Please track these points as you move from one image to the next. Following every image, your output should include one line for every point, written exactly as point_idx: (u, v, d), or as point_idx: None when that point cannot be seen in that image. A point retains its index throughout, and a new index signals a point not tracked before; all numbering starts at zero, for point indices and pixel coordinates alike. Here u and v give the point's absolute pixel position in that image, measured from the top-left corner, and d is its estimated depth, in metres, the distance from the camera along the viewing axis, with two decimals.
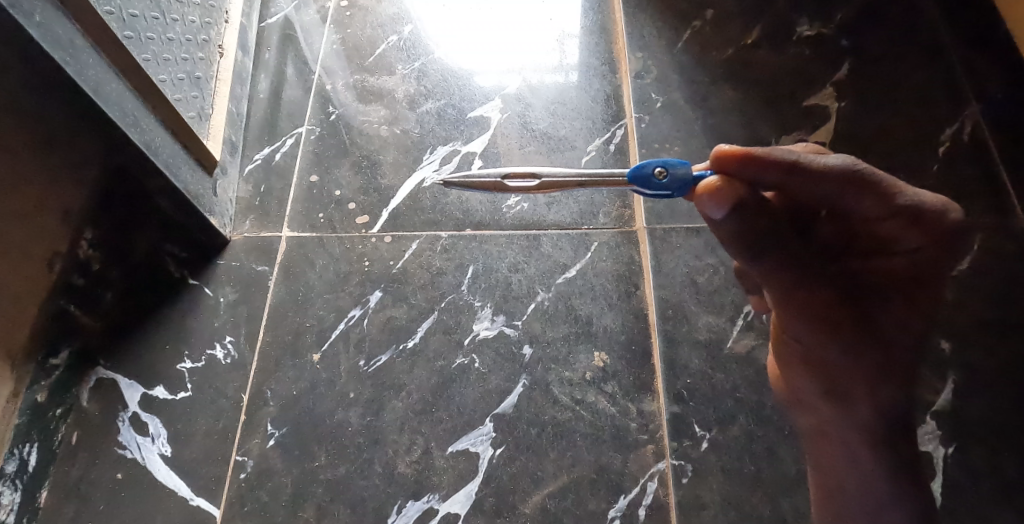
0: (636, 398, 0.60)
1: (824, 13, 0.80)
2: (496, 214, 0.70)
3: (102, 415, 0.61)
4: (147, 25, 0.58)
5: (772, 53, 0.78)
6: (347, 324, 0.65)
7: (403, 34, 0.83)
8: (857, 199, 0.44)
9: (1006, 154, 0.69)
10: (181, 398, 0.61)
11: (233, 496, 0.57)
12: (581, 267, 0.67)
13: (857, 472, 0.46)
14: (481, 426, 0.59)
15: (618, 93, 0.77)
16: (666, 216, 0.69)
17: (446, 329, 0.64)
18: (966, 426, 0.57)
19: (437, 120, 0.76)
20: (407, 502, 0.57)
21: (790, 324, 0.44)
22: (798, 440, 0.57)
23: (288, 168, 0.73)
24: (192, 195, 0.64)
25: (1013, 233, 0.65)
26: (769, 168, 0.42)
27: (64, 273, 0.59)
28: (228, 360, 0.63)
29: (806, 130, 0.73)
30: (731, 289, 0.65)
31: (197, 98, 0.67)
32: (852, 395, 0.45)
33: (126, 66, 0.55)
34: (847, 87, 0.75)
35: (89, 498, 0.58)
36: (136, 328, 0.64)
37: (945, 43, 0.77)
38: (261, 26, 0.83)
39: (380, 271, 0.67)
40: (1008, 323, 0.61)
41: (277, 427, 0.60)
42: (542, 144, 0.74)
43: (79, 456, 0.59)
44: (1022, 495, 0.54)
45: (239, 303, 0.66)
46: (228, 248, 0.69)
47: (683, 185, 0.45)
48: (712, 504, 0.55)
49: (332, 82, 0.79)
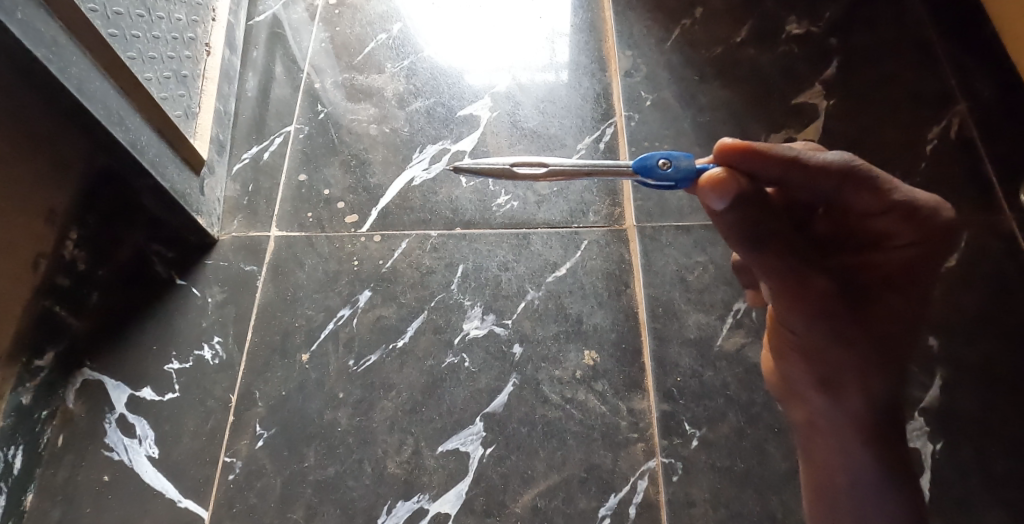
0: (626, 397, 0.60)
1: (812, 12, 0.81)
2: (486, 212, 0.70)
3: (89, 417, 0.60)
4: (132, 23, 0.57)
5: (761, 52, 0.78)
6: (336, 323, 0.64)
7: (392, 32, 0.83)
8: (854, 194, 0.45)
9: (991, 151, 0.70)
10: (169, 399, 0.61)
11: (221, 498, 0.57)
12: (570, 266, 0.67)
13: (847, 463, 0.46)
14: (471, 425, 0.59)
15: (608, 91, 0.77)
16: (656, 215, 0.69)
17: (436, 329, 0.64)
18: (954, 421, 0.57)
19: (426, 118, 0.76)
20: (397, 502, 0.56)
21: (787, 316, 0.44)
22: (786, 436, 0.58)
23: (276, 166, 0.73)
24: (179, 195, 0.63)
25: (1000, 229, 0.66)
26: (771, 162, 0.43)
27: (49, 274, 0.58)
28: (215, 361, 0.63)
29: (795, 128, 0.73)
30: (721, 287, 0.65)
31: (184, 97, 0.66)
32: (845, 387, 0.45)
33: (110, 63, 0.54)
34: (835, 84, 0.75)
35: (75, 501, 0.57)
36: (123, 329, 0.64)
37: (933, 41, 0.77)
38: (248, 24, 0.83)
39: (369, 271, 0.67)
40: (995, 319, 0.62)
41: (265, 428, 0.60)
42: (532, 142, 0.74)
43: (65, 458, 0.58)
44: (1009, 489, 0.55)
45: (227, 303, 0.65)
46: (217, 248, 0.68)
47: (688, 176, 0.45)
48: (702, 502, 0.56)
49: (321, 81, 0.79)
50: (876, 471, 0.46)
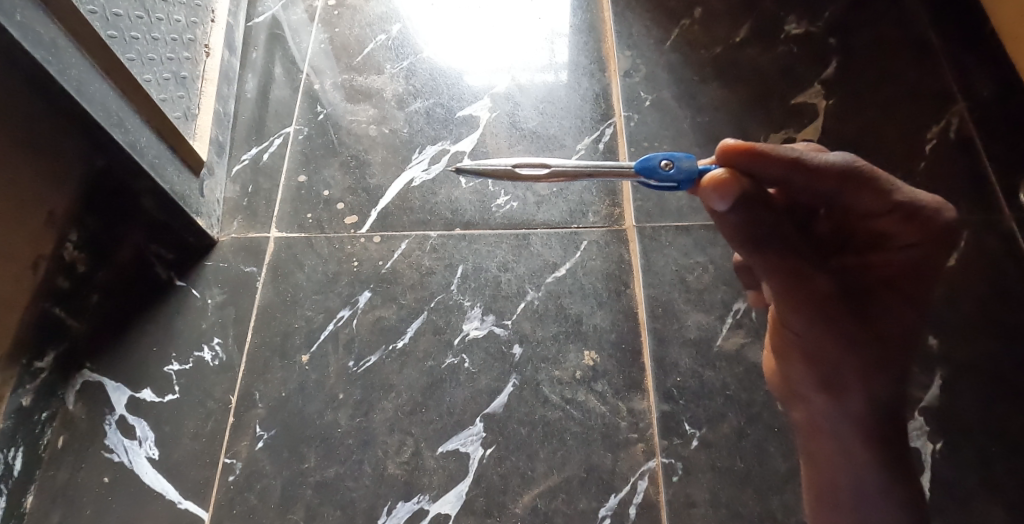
0: (626, 397, 0.60)
1: (811, 12, 0.81)
2: (486, 213, 0.70)
3: (89, 419, 0.60)
4: (131, 24, 0.57)
5: (760, 52, 0.78)
6: (336, 324, 0.64)
7: (392, 33, 0.83)
8: (855, 194, 0.45)
9: (991, 151, 0.70)
10: (169, 401, 0.61)
11: (221, 499, 0.57)
12: (570, 266, 0.67)
13: (849, 464, 0.46)
14: (471, 426, 0.59)
15: (607, 91, 0.77)
16: (655, 215, 0.69)
17: (436, 329, 0.64)
18: (955, 421, 0.57)
19: (425, 119, 0.76)
20: (397, 503, 0.56)
21: (789, 317, 0.44)
22: (786, 436, 0.58)
23: (276, 167, 0.73)
24: (179, 196, 0.63)
25: (1000, 229, 0.66)
26: (772, 163, 0.43)
27: (49, 276, 0.59)
28: (215, 362, 0.63)
29: (794, 128, 0.73)
30: (720, 287, 0.65)
31: (183, 98, 0.66)
32: (847, 388, 0.45)
33: (109, 64, 0.54)
34: (835, 84, 0.75)
35: (75, 502, 0.57)
36: (123, 330, 0.64)
37: (932, 40, 0.77)
38: (248, 25, 0.83)
39: (369, 271, 0.67)
40: (996, 319, 0.62)
41: (266, 429, 0.60)
42: (532, 143, 0.74)
43: (66, 460, 0.58)
44: (1009, 488, 0.55)
45: (227, 304, 0.65)
46: (217, 249, 0.68)
47: (688, 177, 0.45)
48: (702, 502, 0.56)
49: (320, 82, 0.79)
50: (877, 473, 0.46)
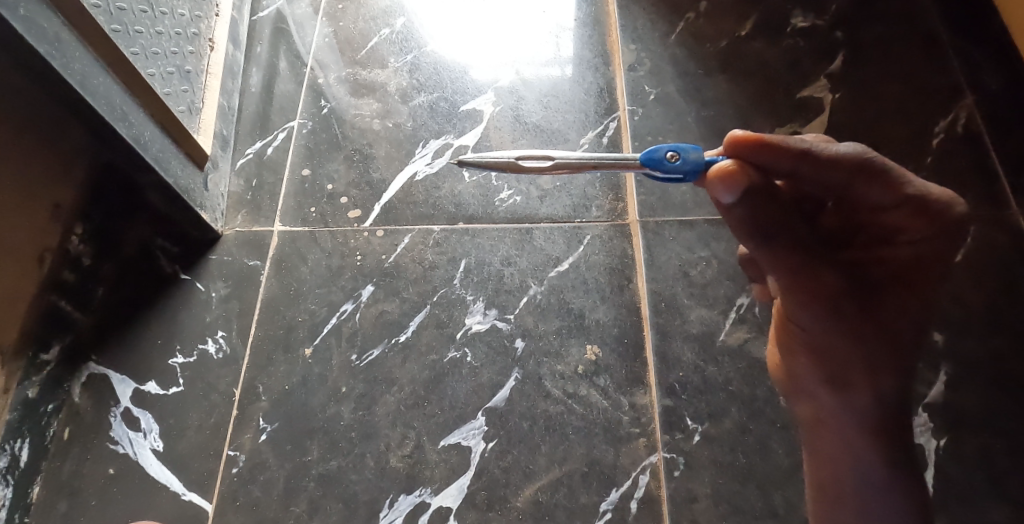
0: (629, 392, 0.60)
1: (818, 5, 0.80)
2: (489, 207, 0.70)
3: (94, 411, 0.60)
4: (136, 18, 0.58)
5: (766, 46, 0.78)
6: (339, 318, 0.65)
7: (396, 27, 0.82)
8: (865, 186, 0.45)
9: (999, 145, 0.69)
10: (173, 394, 0.61)
11: (225, 491, 0.57)
12: (573, 260, 0.66)
13: (854, 462, 0.46)
14: (474, 420, 0.59)
15: (612, 84, 0.77)
16: (659, 209, 0.69)
17: (438, 323, 0.64)
18: (960, 417, 0.57)
19: (429, 113, 0.76)
20: (399, 496, 0.57)
21: (796, 312, 0.44)
22: (790, 432, 0.57)
23: (280, 161, 0.73)
24: (183, 190, 0.63)
25: (1008, 223, 0.65)
26: (781, 155, 0.43)
27: (53, 269, 0.59)
28: (220, 355, 0.63)
29: (800, 122, 0.73)
30: (724, 282, 0.65)
31: (187, 92, 0.66)
32: (853, 384, 0.45)
33: (114, 58, 0.54)
34: (842, 78, 0.75)
35: (81, 493, 0.57)
36: (127, 324, 0.64)
37: (941, 34, 0.76)
38: (253, 19, 0.83)
39: (372, 265, 0.67)
40: (1003, 314, 0.61)
41: (269, 422, 0.60)
42: (535, 138, 0.74)
43: (70, 452, 0.59)
44: (1015, 486, 0.54)
45: (231, 298, 0.66)
46: (221, 243, 0.68)
47: (695, 169, 0.45)
48: (704, 497, 0.55)
49: (324, 76, 0.79)
50: (884, 470, 0.46)
